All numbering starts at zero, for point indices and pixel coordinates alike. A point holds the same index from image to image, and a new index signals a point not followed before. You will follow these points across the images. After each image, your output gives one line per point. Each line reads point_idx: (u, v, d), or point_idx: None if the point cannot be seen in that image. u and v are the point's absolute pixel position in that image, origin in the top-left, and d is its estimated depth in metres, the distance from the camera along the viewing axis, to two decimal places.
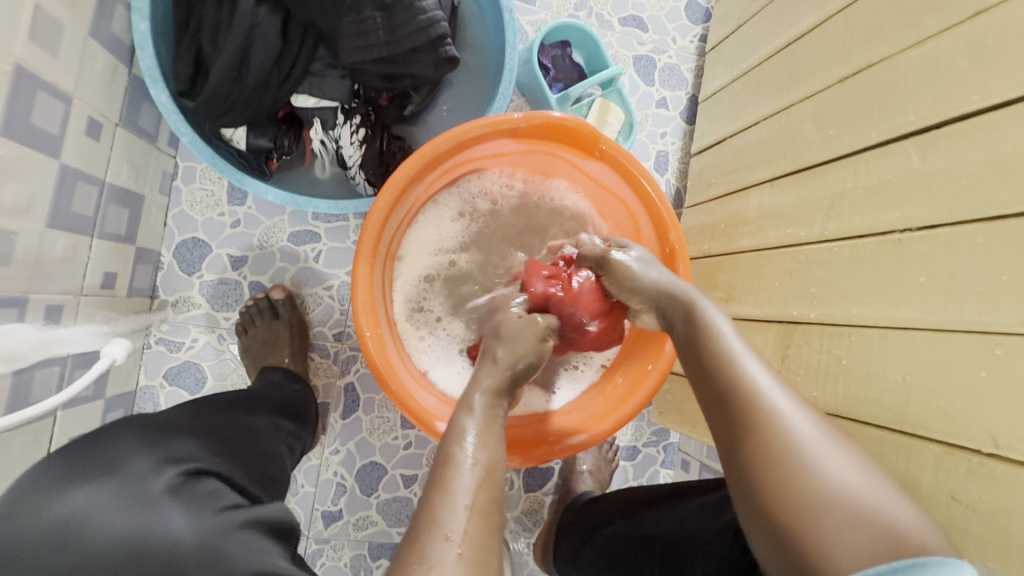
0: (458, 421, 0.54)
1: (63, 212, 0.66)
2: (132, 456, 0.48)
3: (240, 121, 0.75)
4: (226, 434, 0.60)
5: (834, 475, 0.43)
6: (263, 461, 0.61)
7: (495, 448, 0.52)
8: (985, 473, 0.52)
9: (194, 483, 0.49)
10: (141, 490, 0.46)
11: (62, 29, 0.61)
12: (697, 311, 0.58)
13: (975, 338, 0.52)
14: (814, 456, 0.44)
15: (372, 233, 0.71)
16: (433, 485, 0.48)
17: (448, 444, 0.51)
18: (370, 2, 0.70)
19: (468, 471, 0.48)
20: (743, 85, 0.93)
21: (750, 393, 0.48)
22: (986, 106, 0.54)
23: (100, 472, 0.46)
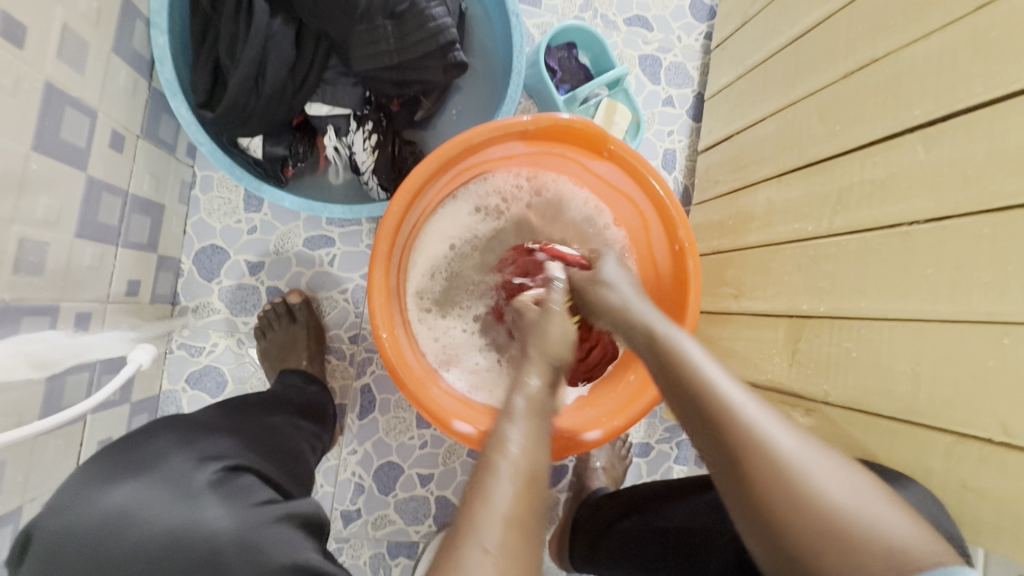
0: (502, 430, 0.55)
1: (90, 222, 0.68)
2: (172, 454, 0.50)
3: (258, 130, 0.77)
4: (257, 433, 0.62)
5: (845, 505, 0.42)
6: (289, 459, 0.63)
7: (533, 453, 0.53)
8: (998, 463, 0.52)
9: (232, 478, 0.51)
10: (181, 486, 0.48)
11: (88, 46, 0.63)
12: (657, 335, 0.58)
13: (984, 328, 0.53)
14: (814, 479, 0.43)
15: (388, 236, 0.72)
16: (474, 495, 0.48)
17: (489, 451, 0.53)
18: (382, 10, 0.71)
19: (506, 479, 0.49)
20: (748, 82, 0.94)
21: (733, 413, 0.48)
22: (990, 97, 0.55)
23: (145, 468, 0.48)
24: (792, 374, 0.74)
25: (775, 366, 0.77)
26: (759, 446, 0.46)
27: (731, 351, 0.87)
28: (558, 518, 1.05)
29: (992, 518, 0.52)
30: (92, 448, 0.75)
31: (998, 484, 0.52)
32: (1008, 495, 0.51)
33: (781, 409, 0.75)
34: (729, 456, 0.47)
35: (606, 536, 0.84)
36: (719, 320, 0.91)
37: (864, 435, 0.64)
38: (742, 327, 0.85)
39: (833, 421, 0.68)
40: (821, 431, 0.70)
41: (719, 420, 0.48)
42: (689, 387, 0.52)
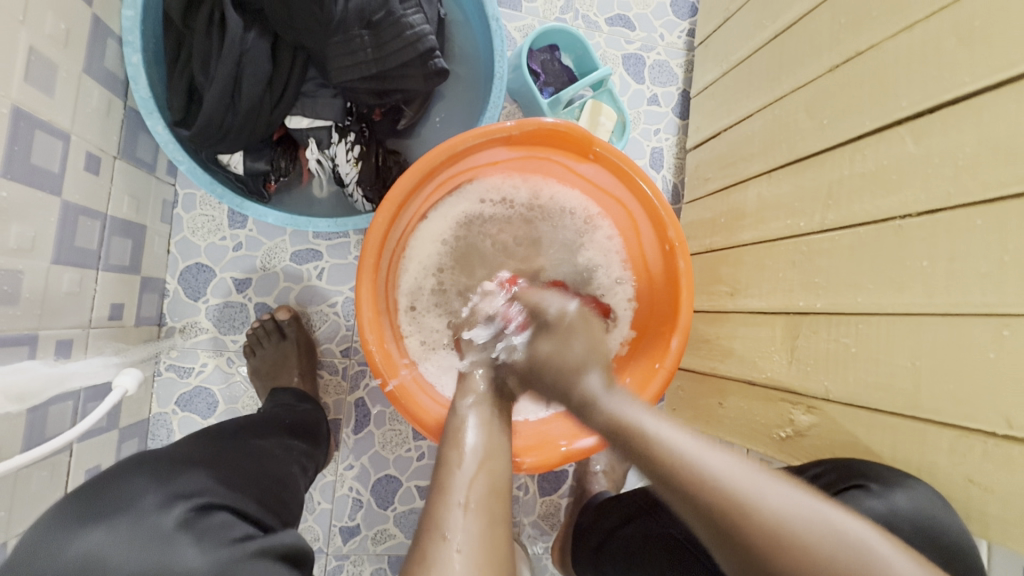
0: (457, 423, 0.60)
1: (67, 247, 0.66)
2: (142, 493, 0.49)
3: (237, 146, 0.76)
4: (239, 464, 0.60)
5: (772, 506, 0.42)
6: (273, 487, 0.62)
7: (483, 442, 0.57)
8: (999, 457, 0.51)
9: (204, 516, 0.49)
10: (148, 531, 0.46)
11: (57, 68, 0.62)
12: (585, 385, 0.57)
13: (982, 320, 0.52)
14: (743, 489, 0.43)
15: (373, 250, 0.71)
16: (434, 486, 0.52)
17: (445, 446, 0.56)
18: (357, 19, 0.70)
19: (463, 469, 0.53)
20: (734, 78, 0.94)
21: (670, 456, 0.46)
22: (978, 87, 0.54)
23: (111, 513, 0.47)
24: (791, 371, 0.73)
25: (773, 363, 0.76)
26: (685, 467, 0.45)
27: (728, 349, 0.86)
28: (559, 524, 1.04)
29: (1000, 512, 0.51)
30: (79, 477, 0.73)
31: (1004, 479, 0.51)
32: (1014, 489, 0.50)
33: (781, 407, 0.74)
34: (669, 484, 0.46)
35: (606, 543, 0.83)
36: (714, 319, 0.91)
37: (863, 432, 0.64)
38: (738, 325, 0.84)
39: (832, 418, 0.67)
40: (820, 428, 0.69)
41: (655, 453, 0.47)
42: (617, 427, 0.52)
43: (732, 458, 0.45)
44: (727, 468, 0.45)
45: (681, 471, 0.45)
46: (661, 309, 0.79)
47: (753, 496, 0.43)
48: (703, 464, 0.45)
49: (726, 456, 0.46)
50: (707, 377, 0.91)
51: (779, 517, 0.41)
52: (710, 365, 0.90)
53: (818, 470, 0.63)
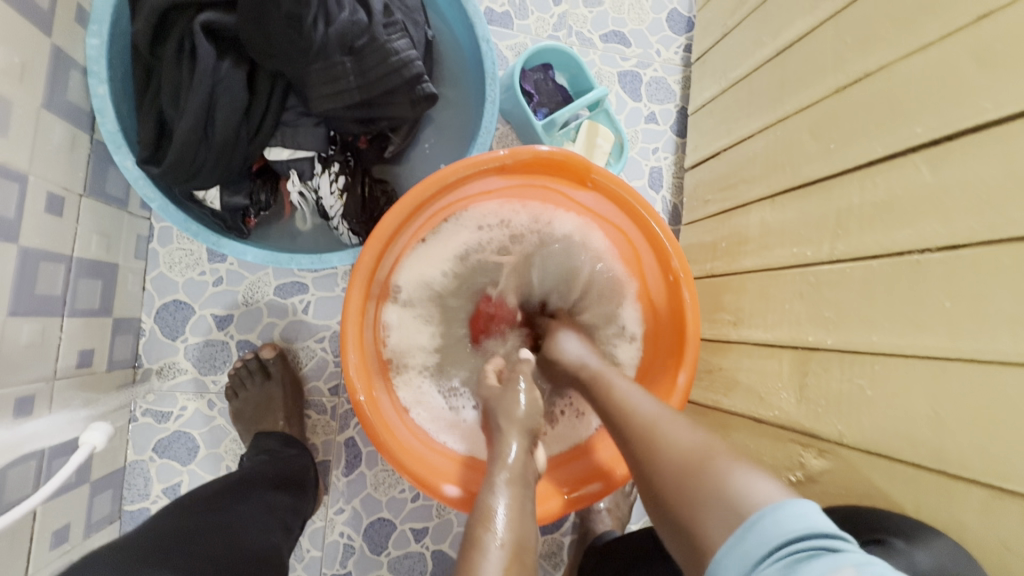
0: (488, 504, 0.53)
1: (27, 296, 0.61)
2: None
3: (212, 182, 0.70)
4: (208, 549, 0.54)
5: (684, 449, 0.49)
6: (252, 571, 0.55)
7: (517, 527, 0.50)
8: None
9: None
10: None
11: (11, 104, 0.57)
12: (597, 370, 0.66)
13: (1015, 371, 0.47)
14: (671, 440, 0.50)
15: (359, 290, 0.67)
16: (462, 573, 0.46)
17: (474, 526, 0.50)
18: (338, 46, 0.66)
19: (497, 554, 0.47)
20: (733, 97, 0.90)
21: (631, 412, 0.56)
22: (1001, 114, 0.50)
23: None
24: (801, 411, 0.69)
25: (782, 401, 0.72)
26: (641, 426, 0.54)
27: (734, 382, 0.82)
28: (563, 563, 0.99)
29: None
30: (44, 541, 0.68)
31: None
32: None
33: (791, 449, 0.70)
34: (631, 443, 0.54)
35: None
36: (719, 349, 0.87)
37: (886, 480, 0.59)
38: (743, 356, 0.80)
39: (852, 463, 0.62)
40: (834, 475, 0.64)
41: (623, 416, 0.57)
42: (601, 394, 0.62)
43: (687, 423, 0.52)
44: (674, 429, 0.51)
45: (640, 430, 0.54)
46: (667, 343, 0.75)
47: (673, 440, 0.50)
48: (655, 426, 0.53)
49: (681, 422, 0.52)
50: (711, 410, 0.87)
51: (684, 451, 0.48)
52: (714, 398, 0.86)
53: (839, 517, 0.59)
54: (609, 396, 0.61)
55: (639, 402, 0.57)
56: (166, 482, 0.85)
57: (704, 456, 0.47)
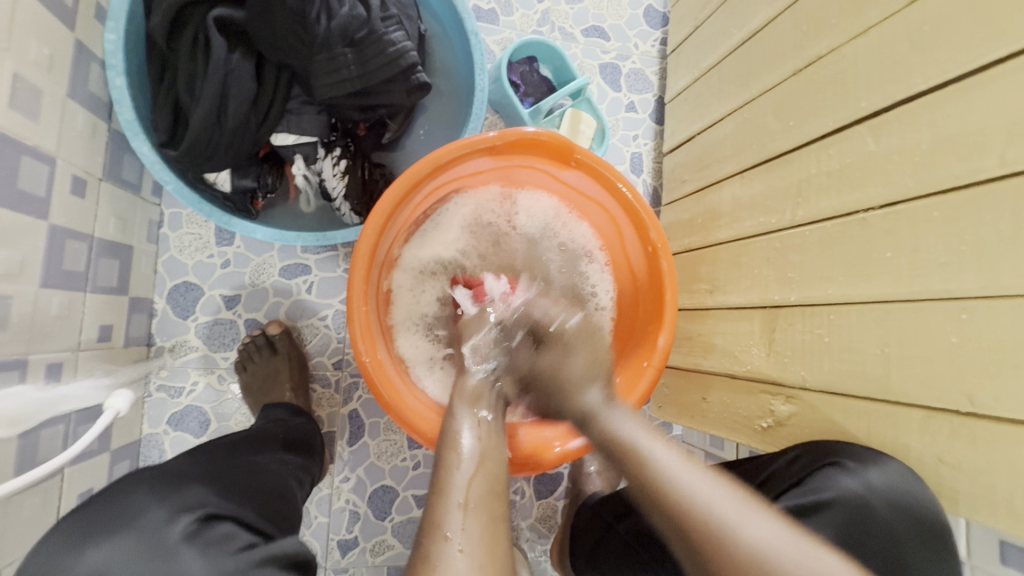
0: (452, 426, 0.60)
1: (55, 270, 0.66)
2: (133, 517, 0.50)
3: (224, 165, 0.76)
4: (237, 477, 0.61)
5: (788, 560, 0.43)
6: (274, 498, 0.63)
7: (483, 445, 0.57)
8: (966, 434, 0.53)
9: (209, 527, 0.51)
10: (154, 542, 0.48)
11: (41, 93, 0.62)
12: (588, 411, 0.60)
13: (943, 305, 0.55)
14: (757, 540, 0.44)
15: (363, 261, 0.73)
16: (432, 488, 0.53)
17: (443, 450, 0.57)
18: (340, 38, 0.71)
19: (467, 467, 0.54)
20: (705, 85, 0.97)
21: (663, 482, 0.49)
22: (929, 87, 0.58)
23: (117, 529, 0.48)
24: (769, 363, 0.75)
25: (753, 356, 0.79)
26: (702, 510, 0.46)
27: (710, 345, 0.88)
28: (557, 526, 1.05)
29: (968, 487, 0.54)
30: (72, 500, 0.73)
31: (971, 456, 0.53)
32: (978, 465, 0.53)
33: (762, 399, 0.77)
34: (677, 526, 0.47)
35: (604, 538, 0.84)
36: (697, 317, 0.93)
37: (842, 418, 0.66)
38: (719, 321, 0.87)
39: (813, 406, 0.69)
40: (801, 417, 0.71)
41: (666, 495, 0.48)
42: (633, 459, 0.52)
43: (752, 507, 0.46)
44: (745, 516, 0.45)
45: (703, 519, 0.45)
46: (648, 310, 0.81)
47: (781, 552, 0.43)
48: (717, 507, 0.46)
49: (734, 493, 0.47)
50: (691, 372, 0.93)
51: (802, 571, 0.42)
52: (693, 361, 0.93)
53: (797, 452, 0.66)
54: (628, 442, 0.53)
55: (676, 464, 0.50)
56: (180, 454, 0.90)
57: (811, 567, 0.42)
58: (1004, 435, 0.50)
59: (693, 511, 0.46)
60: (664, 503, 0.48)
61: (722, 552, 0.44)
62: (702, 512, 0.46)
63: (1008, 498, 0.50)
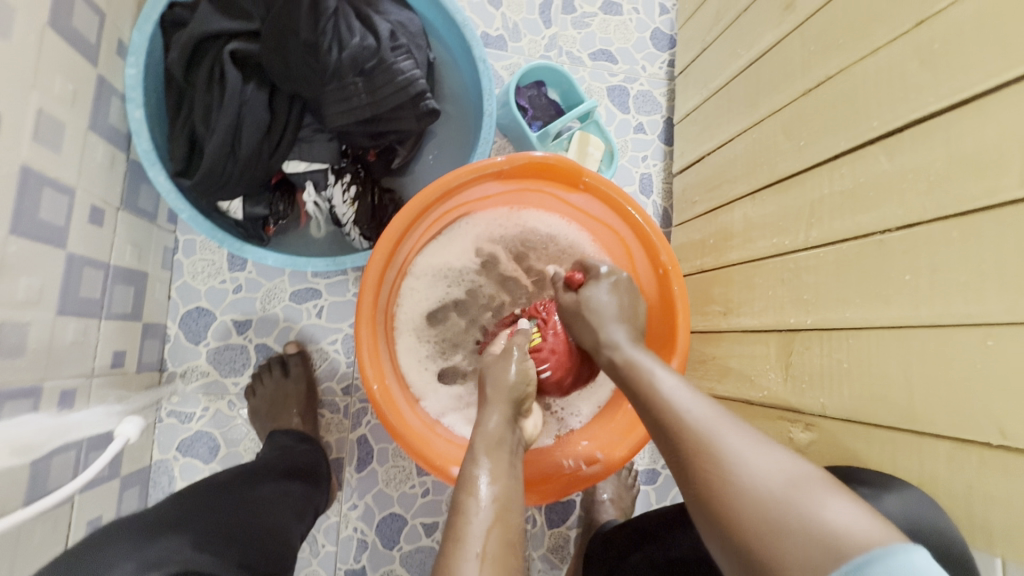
0: (469, 471, 0.58)
1: (71, 298, 0.68)
2: (119, 563, 0.50)
3: (237, 193, 0.77)
4: (220, 520, 0.61)
5: (761, 473, 0.43)
6: (261, 539, 0.62)
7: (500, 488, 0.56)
8: (996, 465, 0.51)
9: None
10: None
11: (64, 126, 0.64)
12: (636, 361, 0.62)
13: (966, 331, 0.52)
14: (743, 466, 0.44)
15: (371, 288, 0.73)
16: (447, 535, 0.51)
17: (459, 493, 0.55)
18: (351, 69, 0.73)
19: (481, 514, 0.53)
20: (714, 105, 0.97)
21: (689, 426, 0.49)
22: (942, 106, 0.56)
23: None
24: (788, 388, 0.73)
25: (770, 381, 0.76)
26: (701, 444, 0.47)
27: (725, 368, 0.86)
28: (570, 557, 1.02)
29: (1000, 522, 0.51)
30: (81, 529, 0.72)
31: (1002, 488, 0.50)
32: (1011, 499, 0.49)
33: (781, 426, 0.74)
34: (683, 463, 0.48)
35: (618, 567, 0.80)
36: (710, 339, 0.92)
37: (863, 447, 0.63)
38: (733, 344, 0.85)
39: (832, 434, 0.67)
40: (820, 445, 0.68)
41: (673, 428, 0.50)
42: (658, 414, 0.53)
43: (749, 437, 0.46)
44: (738, 444, 0.46)
45: (699, 448, 0.47)
46: (659, 333, 0.80)
47: (749, 466, 0.44)
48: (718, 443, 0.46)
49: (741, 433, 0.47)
50: (706, 397, 0.91)
51: (768, 486, 0.42)
52: (708, 386, 0.91)
53: None
54: (644, 386, 0.57)
55: (692, 407, 0.52)
56: (188, 480, 0.90)
57: (784, 480, 0.42)
58: None
59: (696, 446, 0.47)
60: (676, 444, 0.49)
61: (692, 456, 0.47)
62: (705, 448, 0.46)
63: None
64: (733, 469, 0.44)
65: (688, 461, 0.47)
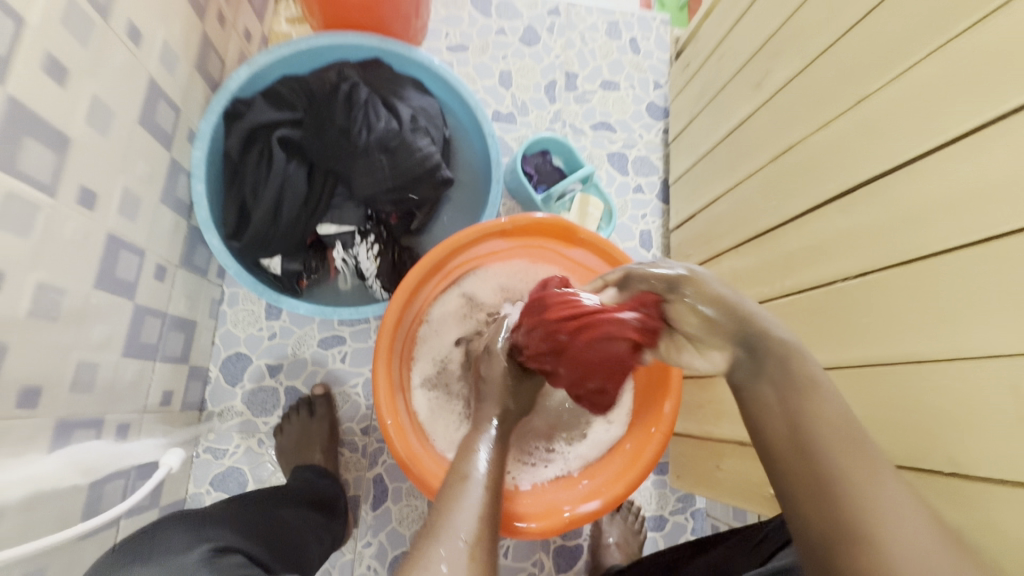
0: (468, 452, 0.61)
1: (134, 342, 0.79)
2: (174, 541, 0.58)
3: (278, 251, 0.90)
4: (257, 522, 0.69)
5: (885, 489, 0.40)
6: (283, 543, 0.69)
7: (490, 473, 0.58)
8: (950, 495, 0.54)
9: (220, 557, 0.58)
10: (181, 566, 0.55)
11: (141, 200, 0.78)
12: (767, 351, 0.50)
13: (914, 370, 0.58)
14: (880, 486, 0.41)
15: (388, 331, 0.82)
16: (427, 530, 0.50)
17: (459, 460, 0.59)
18: (377, 147, 0.86)
19: (477, 487, 0.55)
20: (701, 169, 1.07)
21: (832, 436, 0.43)
22: (881, 171, 0.64)
23: (151, 559, 0.55)
24: None
25: None
26: (839, 446, 0.43)
27: (721, 412, 0.90)
28: None
29: None
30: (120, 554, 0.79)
31: (953, 516, 0.54)
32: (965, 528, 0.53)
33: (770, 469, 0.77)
34: (811, 454, 0.43)
35: None
36: (704, 384, 0.97)
37: None
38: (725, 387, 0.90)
39: None
40: None
41: (809, 424, 0.45)
42: (797, 417, 0.45)
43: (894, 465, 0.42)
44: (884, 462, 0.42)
45: (838, 454, 0.42)
46: (653, 374, 0.86)
47: (880, 484, 0.41)
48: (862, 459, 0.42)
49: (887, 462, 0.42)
50: (704, 441, 0.95)
51: (888, 504, 0.40)
52: (706, 429, 0.95)
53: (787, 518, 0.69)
54: (792, 393, 0.47)
55: (854, 428, 0.44)
56: None
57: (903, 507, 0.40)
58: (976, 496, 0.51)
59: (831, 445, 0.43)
60: (807, 436, 0.44)
61: (824, 454, 0.43)
62: (847, 453, 0.42)
63: None
64: (878, 510, 0.40)
65: (820, 453, 0.43)
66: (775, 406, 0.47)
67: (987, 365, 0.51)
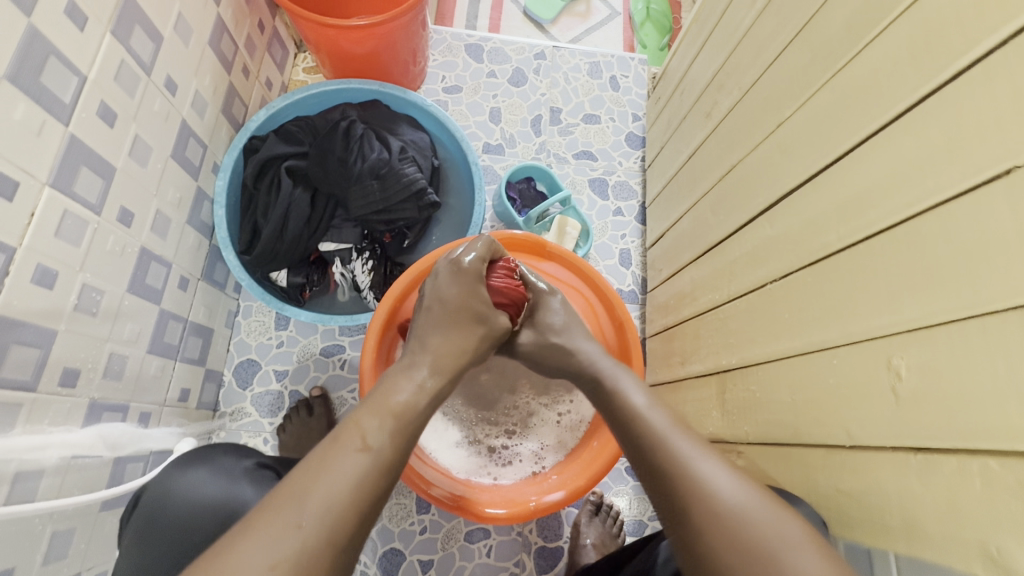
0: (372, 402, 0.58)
1: (158, 342, 0.91)
2: (223, 455, 0.78)
3: (283, 265, 1.03)
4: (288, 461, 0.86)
5: (721, 489, 0.52)
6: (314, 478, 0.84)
7: (389, 450, 0.53)
8: (851, 466, 0.61)
9: (260, 471, 0.77)
10: (228, 469, 0.75)
11: (171, 220, 0.92)
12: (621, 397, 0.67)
13: (823, 356, 0.65)
14: (713, 484, 0.53)
15: (374, 333, 0.91)
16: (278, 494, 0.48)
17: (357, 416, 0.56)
18: (369, 174, 0.99)
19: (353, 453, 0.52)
20: (669, 191, 1.17)
21: (673, 451, 0.57)
22: (796, 184, 0.73)
23: (204, 464, 0.75)
24: (723, 423, 0.86)
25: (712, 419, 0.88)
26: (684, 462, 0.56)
27: (683, 414, 0.99)
28: None
29: (858, 516, 0.60)
30: None
31: (854, 483, 0.60)
32: (865, 494, 0.59)
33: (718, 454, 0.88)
34: (664, 467, 0.57)
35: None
36: (672, 389, 1.05)
37: (777, 468, 0.73)
38: (688, 390, 0.99)
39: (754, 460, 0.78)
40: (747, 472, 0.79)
41: (660, 445, 0.59)
42: (651, 444, 0.59)
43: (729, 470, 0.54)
44: (714, 468, 0.55)
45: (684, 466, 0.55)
46: None
47: (715, 481, 0.53)
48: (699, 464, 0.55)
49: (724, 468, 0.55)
50: None
51: (730, 498, 0.52)
52: None
53: None
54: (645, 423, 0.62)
55: (692, 446, 0.57)
56: None
57: (737, 498, 0.51)
58: (870, 464, 0.58)
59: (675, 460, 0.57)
60: (658, 456, 0.58)
61: (672, 466, 0.56)
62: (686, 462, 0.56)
63: (886, 519, 0.56)
64: (719, 503, 0.51)
65: (666, 467, 0.57)
66: (636, 437, 0.62)
67: (872, 345, 0.58)
